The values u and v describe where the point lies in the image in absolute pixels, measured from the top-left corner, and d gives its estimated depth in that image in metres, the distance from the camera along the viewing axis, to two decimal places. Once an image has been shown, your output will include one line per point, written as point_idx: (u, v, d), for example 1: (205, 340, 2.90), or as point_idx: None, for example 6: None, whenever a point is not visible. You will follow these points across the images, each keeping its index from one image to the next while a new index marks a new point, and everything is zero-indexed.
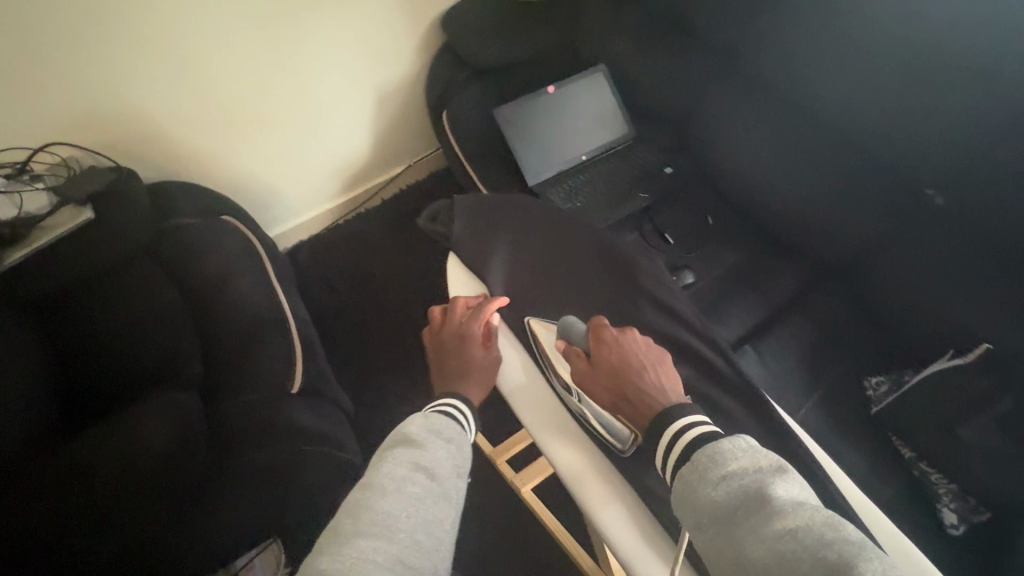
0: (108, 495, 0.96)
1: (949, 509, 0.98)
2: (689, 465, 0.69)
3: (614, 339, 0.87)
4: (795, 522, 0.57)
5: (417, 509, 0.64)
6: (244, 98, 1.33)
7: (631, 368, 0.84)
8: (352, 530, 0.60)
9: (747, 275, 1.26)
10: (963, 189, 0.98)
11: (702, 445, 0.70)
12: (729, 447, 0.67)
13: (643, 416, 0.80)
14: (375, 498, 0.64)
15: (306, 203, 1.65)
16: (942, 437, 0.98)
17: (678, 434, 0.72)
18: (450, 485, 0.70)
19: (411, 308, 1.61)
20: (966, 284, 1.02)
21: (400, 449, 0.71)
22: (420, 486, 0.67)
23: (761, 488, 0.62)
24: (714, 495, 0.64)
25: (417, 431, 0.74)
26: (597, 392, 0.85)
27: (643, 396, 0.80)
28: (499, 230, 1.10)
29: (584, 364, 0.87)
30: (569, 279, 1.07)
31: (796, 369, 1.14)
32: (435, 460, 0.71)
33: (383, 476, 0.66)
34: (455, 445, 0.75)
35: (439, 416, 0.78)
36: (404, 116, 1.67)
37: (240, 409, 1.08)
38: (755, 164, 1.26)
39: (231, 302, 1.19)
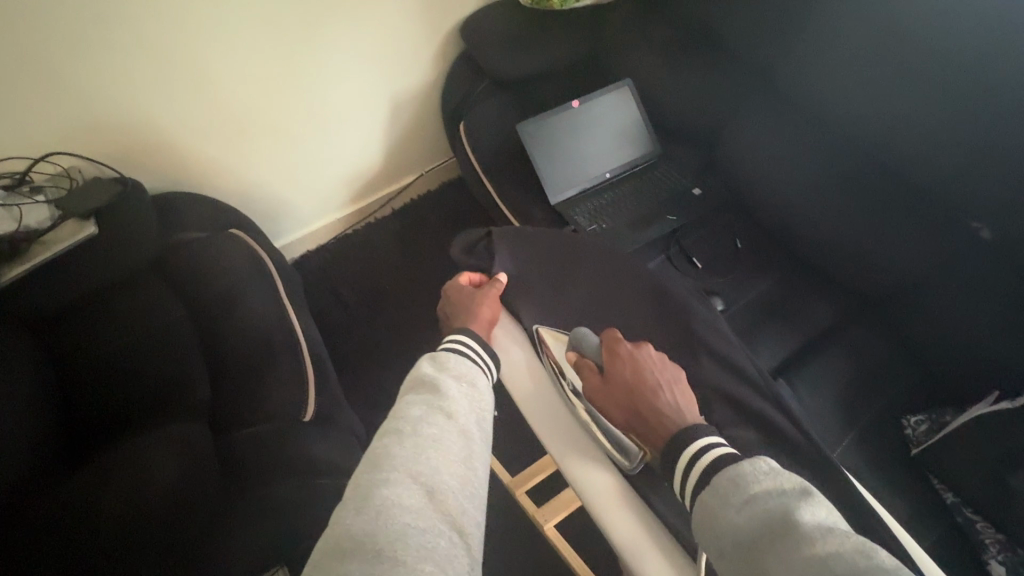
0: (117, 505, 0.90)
1: (997, 562, 0.83)
2: (708, 488, 0.62)
3: (630, 354, 0.78)
4: (825, 549, 0.51)
5: (438, 449, 0.59)
6: (254, 107, 1.28)
7: (646, 385, 0.75)
8: (372, 477, 0.56)
9: (780, 301, 1.13)
10: (1013, 220, 0.88)
11: (722, 466, 0.63)
12: (750, 469, 0.61)
13: (660, 437, 0.71)
14: (393, 444, 0.59)
15: (316, 212, 1.60)
16: (993, 486, 0.85)
17: (696, 457, 0.65)
18: (471, 422, 0.64)
19: (421, 323, 1.55)
20: (1012, 322, 0.91)
21: (415, 395, 0.66)
22: (438, 425, 0.62)
23: (786, 512, 0.56)
24: (736, 519, 0.57)
25: (429, 372, 0.69)
26: (610, 409, 0.75)
27: (658, 414, 0.72)
28: (536, 260, 0.94)
29: (598, 379, 0.77)
30: (608, 314, 0.91)
31: (834, 409, 1.00)
32: (452, 396, 0.65)
33: (399, 422, 0.62)
34: (468, 384, 0.69)
35: (447, 354, 0.72)
36: (418, 125, 1.61)
37: (250, 440, 1.02)
38: (788, 186, 1.15)
39: (235, 320, 1.14)
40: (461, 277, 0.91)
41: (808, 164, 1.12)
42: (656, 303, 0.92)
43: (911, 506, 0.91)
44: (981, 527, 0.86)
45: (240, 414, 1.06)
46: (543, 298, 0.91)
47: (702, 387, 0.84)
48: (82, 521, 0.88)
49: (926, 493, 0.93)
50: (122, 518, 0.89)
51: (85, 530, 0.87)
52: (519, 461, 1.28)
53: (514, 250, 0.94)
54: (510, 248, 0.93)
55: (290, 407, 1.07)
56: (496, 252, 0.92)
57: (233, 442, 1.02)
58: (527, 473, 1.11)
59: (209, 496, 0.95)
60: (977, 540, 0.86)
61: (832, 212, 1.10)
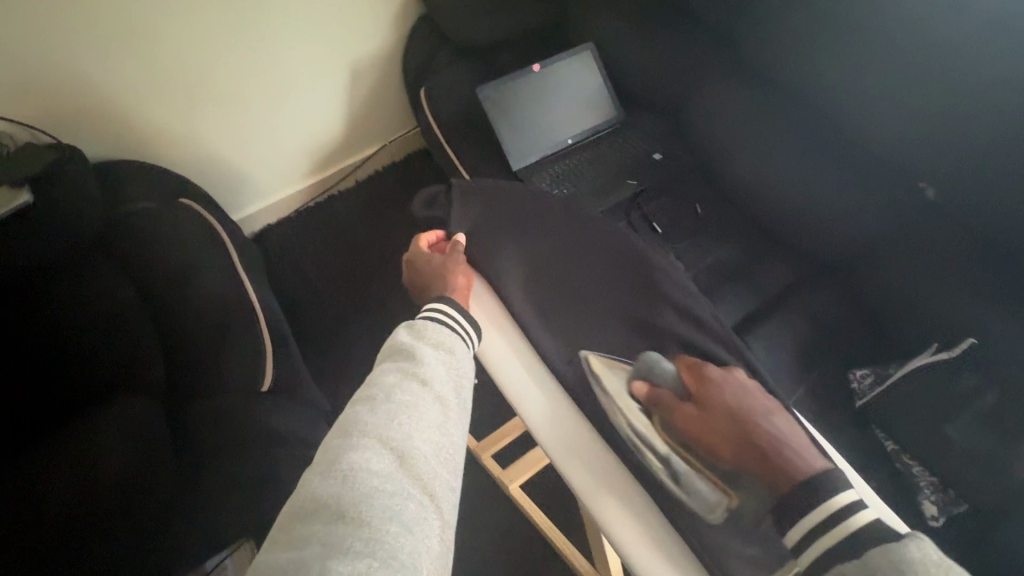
0: (75, 484, 0.90)
1: (930, 501, 0.88)
2: (857, 561, 0.55)
3: (722, 380, 0.74)
4: None
5: (411, 415, 0.59)
6: (203, 71, 1.22)
7: (751, 410, 0.69)
8: (342, 440, 0.56)
9: (738, 266, 1.14)
10: (955, 181, 0.92)
11: (879, 541, 0.55)
12: (917, 554, 0.54)
13: (780, 468, 0.63)
14: (367, 410, 0.59)
15: (274, 184, 1.55)
16: (930, 434, 0.89)
17: (841, 519, 0.58)
18: (446, 389, 0.64)
19: (386, 297, 1.54)
20: (953, 279, 0.95)
21: (391, 363, 0.65)
22: (412, 392, 0.62)
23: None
24: None
25: (405, 340, 0.68)
26: (713, 438, 0.68)
27: (775, 441, 0.66)
28: (497, 217, 0.93)
29: (689, 406, 0.72)
30: (567, 271, 0.93)
31: (787, 367, 1.02)
32: (429, 364, 0.65)
33: (373, 389, 0.62)
34: (445, 351, 0.68)
35: (426, 321, 0.71)
36: (380, 93, 1.55)
37: (209, 415, 1.01)
38: (747, 151, 1.16)
39: (192, 292, 1.10)
40: (424, 238, 0.88)
41: (769, 131, 1.13)
42: (612, 259, 0.94)
43: (857, 455, 0.95)
44: (918, 472, 0.90)
45: (201, 390, 1.04)
46: (506, 259, 0.90)
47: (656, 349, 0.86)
48: (40, 494, 0.89)
49: (870, 443, 0.96)
50: (81, 493, 0.90)
51: (47, 502, 0.88)
52: (484, 429, 1.29)
53: (472, 206, 0.93)
54: (467, 202, 0.93)
55: (247, 379, 1.05)
56: (454, 202, 0.93)
57: (191, 422, 1.00)
58: (492, 438, 1.12)
59: (173, 470, 0.96)
60: (914, 483, 0.90)
61: (788, 176, 1.11)
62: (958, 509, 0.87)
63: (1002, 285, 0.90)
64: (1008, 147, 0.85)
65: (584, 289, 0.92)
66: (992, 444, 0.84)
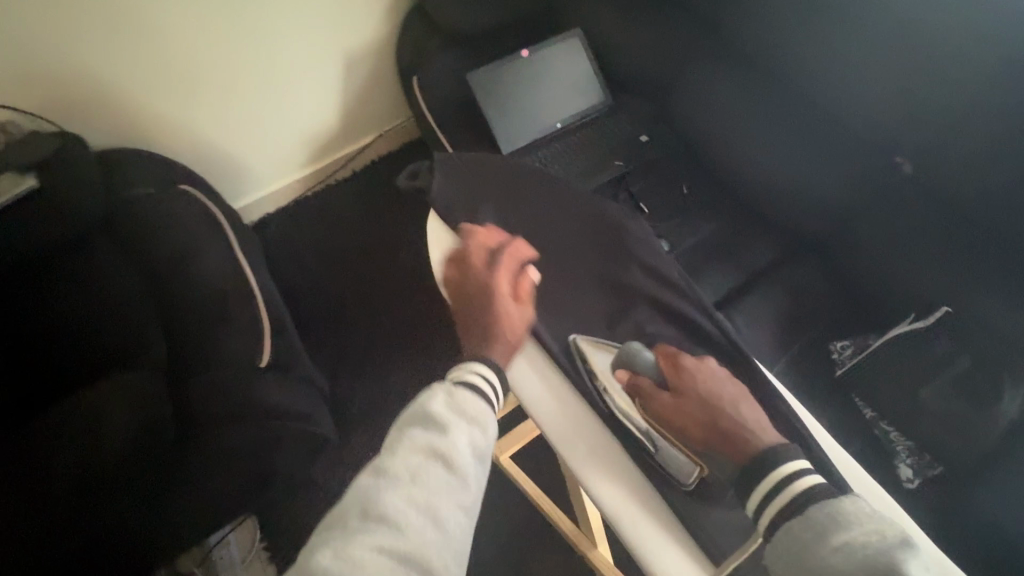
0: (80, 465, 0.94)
1: (905, 464, 0.91)
2: (800, 519, 0.58)
3: (696, 366, 0.74)
4: None
5: (429, 503, 0.58)
6: (199, 60, 1.25)
7: (720, 396, 0.71)
8: (358, 520, 0.56)
9: (722, 243, 1.17)
10: (930, 155, 0.95)
11: (818, 499, 0.59)
12: (853, 508, 0.58)
13: (740, 453, 0.66)
14: (387, 489, 0.58)
15: (272, 173, 1.58)
16: (904, 399, 0.92)
17: (787, 483, 0.61)
18: (473, 475, 0.62)
19: (382, 282, 1.57)
20: (929, 250, 0.97)
21: (418, 431, 0.62)
22: (436, 477, 0.59)
23: (887, 561, 0.53)
24: (831, 557, 0.54)
25: (440, 411, 0.64)
26: (682, 425, 0.71)
27: (740, 428, 0.68)
28: (479, 187, 0.97)
29: (665, 394, 0.73)
30: (546, 237, 0.95)
31: (767, 338, 1.05)
32: (459, 446, 0.62)
33: (396, 463, 0.60)
34: (480, 428, 0.64)
35: (465, 391, 0.66)
36: (375, 83, 1.58)
37: (206, 390, 1.04)
38: (730, 131, 1.19)
39: (191, 274, 1.12)
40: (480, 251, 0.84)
41: (751, 111, 1.16)
42: (592, 228, 0.95)
43: (836, 424, 0.97)
44: (895, 437, 0.92)
45: (198, 365, 1.07)
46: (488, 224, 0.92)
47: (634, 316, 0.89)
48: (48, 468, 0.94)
49: (848, 411, 0.98)
50: (87, 467, 0.94)
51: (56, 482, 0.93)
52: None
53: (455, 178, 0.97)
54: (449, 172, 0.98)
55: (246, 353, 1.08)
56: (437, 172, 0.98)
57: (190, 396, 1.04)
58: None
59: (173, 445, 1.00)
60: (891, 448, 0.92)
61: (770, 156, 1.14)
62: (932, 472, 0.90)
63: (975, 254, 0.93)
64: (982, 119, 0.87)
65: (560, 251, 0.94)
66: (962, 406, 0.88)
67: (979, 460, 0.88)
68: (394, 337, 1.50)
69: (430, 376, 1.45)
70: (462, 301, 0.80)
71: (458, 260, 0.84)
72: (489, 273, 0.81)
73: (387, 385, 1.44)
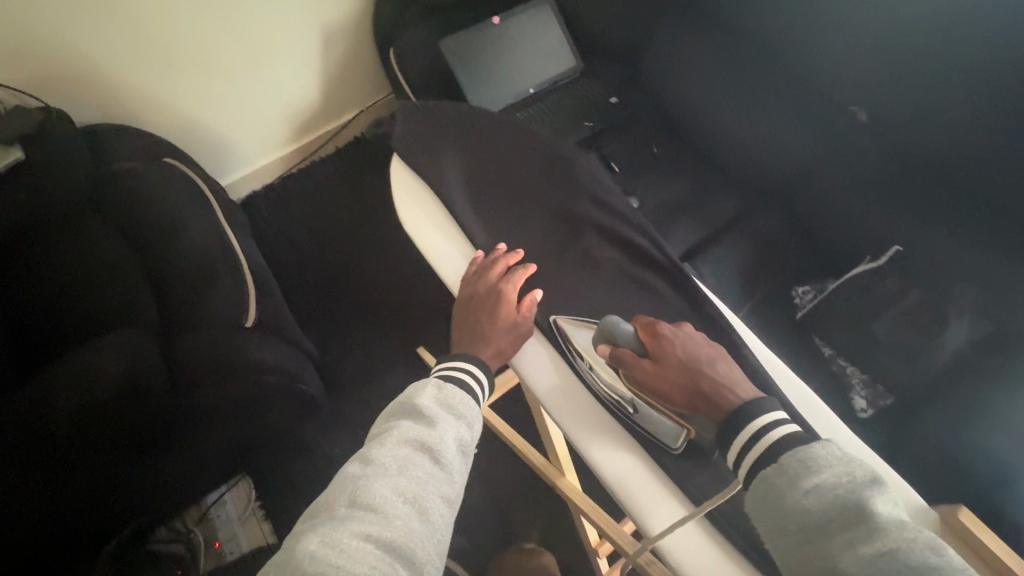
0: (71, 433, 0.96)
1: (859, 395, 0.96)
2: (775, 467, 0.59)
3: (673, 333, 0.76)
4: (894, 541, 0.50)
5: (417, 492, 0.59)
6: (180, 36, 1.28)
7: (698, 360, 0.73)
8: (345, 509, 0.56)
9: (689, 198, 1.21)
10: (886, 102, 0.98)
11: (791, 447, 0.60)
12: (823, 452, 0.59)
13: (719, 408, 0.69)
14: (375, 478, 0.59)
15: (257, 149, 1.61)
16: (859, 334, 0.97)
17: (761, 434, 0.62)
18: (457, 468, 0.64)
19: (369, 253, 1.61)
20: (884, 195, 1.02)
21: (408, 424, 0.66)
22: (424, 468, 0.62)
23: (856, 500, 0.54)
24: (803, 503, 0.56)
25: (428, 405, 0.69)
26: (665, 389, 0.73)
27: (718, 388, 0.70)
28: (443, 135, 1.00)
29: (647, 362, 0.75)
30: (510, 183, 0.98)
31: (731, 284, 1.09)
32: (446, 439, 0.65)
33: (385, 453, 0.62)
34: (465, 425, 0.69)
35: (453, 388, 0.72)
36: (355, 58, 1.61)
37: (197, 347, 1.07)
38: (697, 91, 1.22)
39: (177, 242, 1.15)
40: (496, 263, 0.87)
41: (717, 68, 1.18)
42: (554, 175, 0.99)
43: (796, 361, 1.02)
44: (851, 372, 0.98)
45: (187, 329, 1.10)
46: (455, 177, 0.97)
47: (598, 257, 0.93)
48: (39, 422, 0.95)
49: (807, 349, 1.03)
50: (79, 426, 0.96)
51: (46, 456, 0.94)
52: None
53: (419, 124, 1.00)
54: (412, 118, 1.00)
55: (232, 313, 1.11)
56: (399, 117, 1.00)
57: (180, 361, 1.07)
58: None
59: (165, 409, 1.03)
60: (847, 382, 0.97)
61: (735, 111, 1.17)
62: (884, 402, 0.95)
63: (927, 195, 0.97)
64: (933, 64, 0.91)
65: (524, 193, 0.98)
66: (911, 339, 0.93)
67: (926, 388, 0.93)
68: (380, 305, 1.54)
69: (416, 341, 1.49)
70: (468, 295, 0.85)
71: (476, 257, 0.89)
72: (502, 275, 0.86)
73: (374, 350, 1.49)
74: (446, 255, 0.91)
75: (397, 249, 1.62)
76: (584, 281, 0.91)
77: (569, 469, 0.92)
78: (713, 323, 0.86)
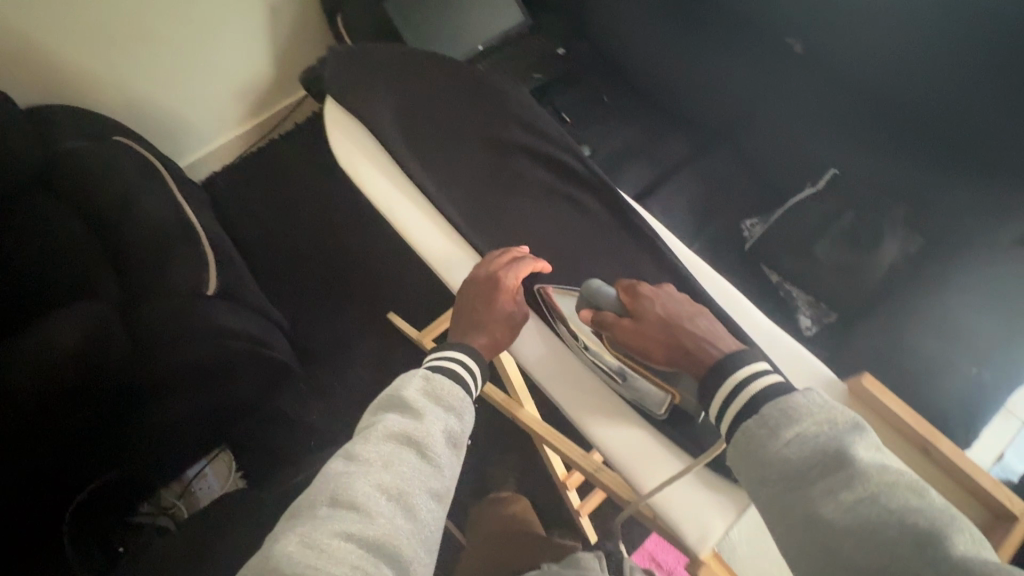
0: (36, 421, 0.92)
1: (805, 314, 1.01)
2: (754, 418, 0.55)
3: (655, 292, 0.71)
4: (878, 488, 0.47)
5: (402, 488, 0.55)
6: (118, 11, 1.24)
7: (681, 316, 0.68)
8: (326, 507, 0.53)
9: (641, 142, 1.23)
10: (816, 31, 1.00)
11: (772, 397, 0.55)
12: (803, 401, 0.54)
13: (702, 363, 0.63)
14: (358, 477, 0.55)
15: (213, 128, 1.60)
16: (802, 257, 1.01)
17: (741, 385, 0.57)
18: (447, 462, 0.60)
19: (335, 224, 1.62)
20: (824, 123, 1.05)
21: (392, 416, 0.61)
22: (409, 464, 0.57)
23: (839, 448, 0.50)
24: (785, 453, 0.52)
25: (415, 396, 0.63)
26: (648, 347, 0.68)
27: (699, 340, 0.65)
28: (382, 83, 1.00)
29: (626, 321, 0.70)
30: (450, 128, 0.99)
31: (683, 220, 1.12)
32: (433, 432, 0.60)
33: (368, 449, 0.57)
34: (454, 415, 0.63)
35: (443, 378, 0.65)
36: (302, 28, 1.59)
37: (160, 313, 1.06)
38: (640, 35, 1.22)
39: (130, 218, 1.15)
40: (503, 256, 0.82)
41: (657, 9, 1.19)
42: (494, 117, 1.01)
43: (745, 289, 1.07)
44: (797, 295, 1.02)
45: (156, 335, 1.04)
46: (400, 126, 0.97)
47: (542, 194, 0.95)
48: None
49: (757, 276, 1.07)
50: (43, 413, 0.93)
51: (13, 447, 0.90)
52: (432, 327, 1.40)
53: (357, 73, 0.99)
54: (347, 65, 1.00)
55: (190, 280, 1.11)
56: (333, 67, 0.99)
57: (150, 357, 1.02)
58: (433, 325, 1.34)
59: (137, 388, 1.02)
60: (794, 305, 1.02)
61: (676, 52, 1.18)
62: (827, 319, 1.01)
63: (859, 120, 1.01)
64: None
65: (469, 141, 0.99)
66: (849, 257, 0.98)
67: (865, 301, 0.98)
68: (350, 275, 1.55)
69: (387, 306, 1.51)
70: (468, 284, 0.79)
71: (484, 255, 0.84)
72: (506, 265, 0.81)
73: (347, 319, 1.50)
74: (400, 211, 0.89)
75: (363, 218, 1.62)
76: (528, 216, 0.93)
77: (527, 398, 0.95)
78: (650, 243, 0.88)
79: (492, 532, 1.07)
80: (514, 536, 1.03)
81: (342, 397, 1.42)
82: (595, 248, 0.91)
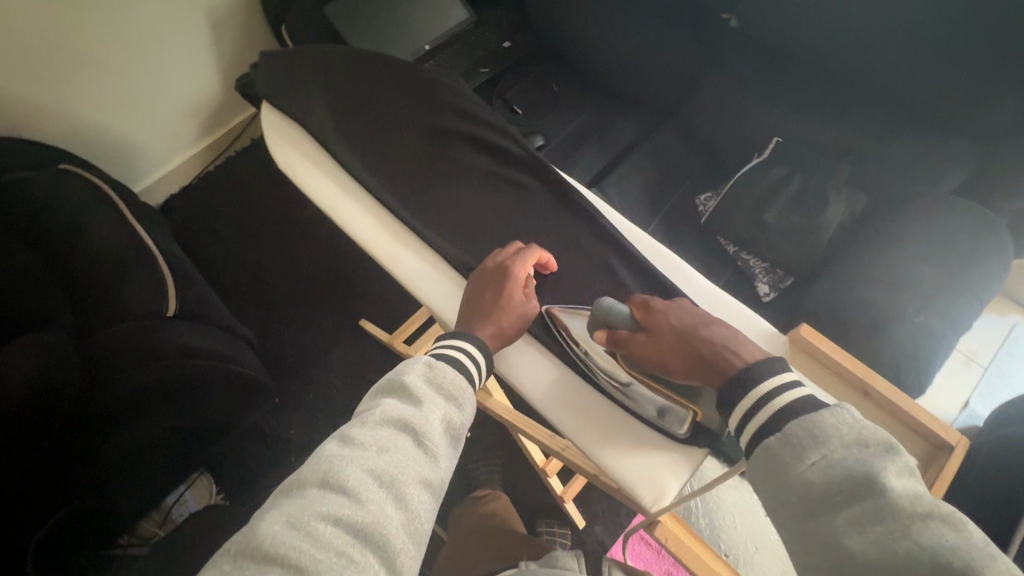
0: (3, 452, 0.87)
1: (762, 281, 1.04)
2: (777, 436, 0.52)
3: (668, 304, 0.69)
4: (909, 521, 0.43)
5: (396, 475, 0.53)
6: (57, 41, 1.20)
7: (696, 324, 0.65)
8: (316, 488, 0.52)
9: (591, 129, 1.25)
10: (746, 5, 1.03)
11: (795, 416, 0.52)
12: (834, 421, 0.50)
13: (723, 375, 0.60)
14: (350, 460, 0.53)
15: (167, 150, 1.57)
16: (755, 227, 1.03)
17: (765, 400, 0.54)
18: (444, 453, 0.58)
19: (299, 237, 1.60)
20: (765, 96, 1.07)
21: (390, 400, 0.59)
22: (404, 451, 0.55)
23: (868, 474, 0.46)
24: (809, 478, 0.49)
25: (416, 383, 0.61)
26: (665, 361, 0.65)
27: (719, 350, 0.62)
28: (323, 88, 1.00)
29: (642, 336, 0.67)
30: (395, 128, 0.99)
31: (638, 201, 1.14)
32: (431, 421, 0.58)
33: (365, 433, 0.56)
34: (455, 406, 0.61)
35: (445, 366, 0.63)
36: (248, 43, 1.57)
37: (125, 336, 1.03)
38: (581, 23, 1.24)
39: (84, 246, 1.11)
40: (513, 247, 0.81)
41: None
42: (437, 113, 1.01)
43: (704, 262, 1.09)
44: (753, 263, 1.05)
45: (129, 359, 1.01)
46: (345, 130, 0.97)
47: (491, 184, 0.96)
48: None
49: (713, 250, 1.09)
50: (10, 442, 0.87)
51: None
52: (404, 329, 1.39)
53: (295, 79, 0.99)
54: (282, 69, 0.99)
55: (153, 302, 1.10)
56: (268, 72, 0.98)
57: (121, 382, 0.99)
58: (404, 328, 1.34)
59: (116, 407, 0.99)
60: (751, 273, 1.05)
61: (617, 37, 1.20)
62: (784, 283, 1.04)
63: (795, 90, 1.05)
64: None
65: (417, 140, 0.99)
66: (796, 222, 1.01)
67: (816, 262, 1.01)
68: (318, 286, 1.54)
69: (358, 313, 1.51)
70: (477, 274, 0.78)
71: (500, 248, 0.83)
72: (515, 255, 0.79)
73: (318, 330, 1.49)
74: (354, 217, 0.88)
75: (327, 228, 1.61)
76: (476, 205, 0.94)
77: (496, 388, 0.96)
78: (597, 223, 0.89)
79: (473, 530, 1.07)
80: (496, 536, 1.03)
81: (319, 408, 1.40)
82: (543, 230, 0.91)
